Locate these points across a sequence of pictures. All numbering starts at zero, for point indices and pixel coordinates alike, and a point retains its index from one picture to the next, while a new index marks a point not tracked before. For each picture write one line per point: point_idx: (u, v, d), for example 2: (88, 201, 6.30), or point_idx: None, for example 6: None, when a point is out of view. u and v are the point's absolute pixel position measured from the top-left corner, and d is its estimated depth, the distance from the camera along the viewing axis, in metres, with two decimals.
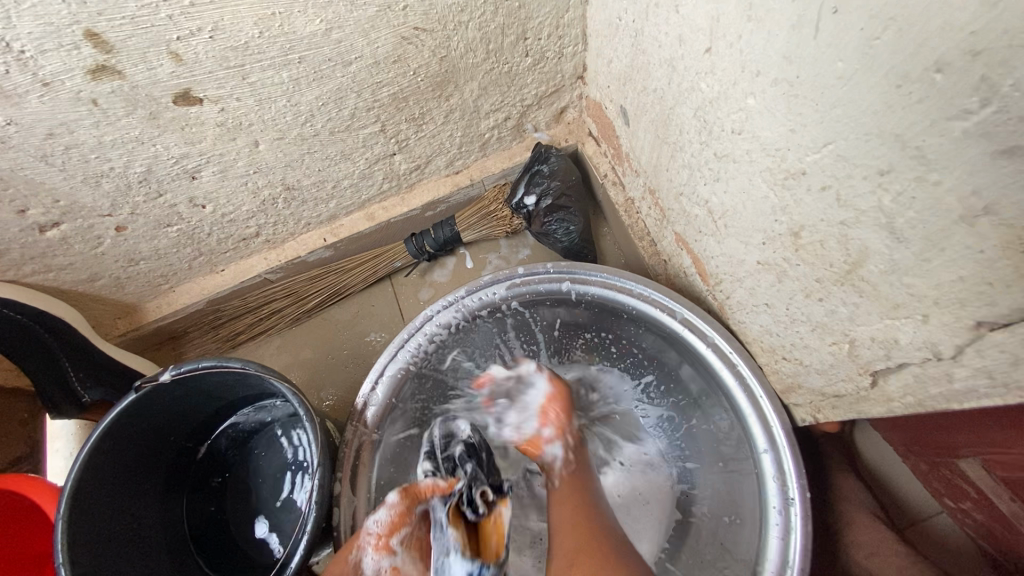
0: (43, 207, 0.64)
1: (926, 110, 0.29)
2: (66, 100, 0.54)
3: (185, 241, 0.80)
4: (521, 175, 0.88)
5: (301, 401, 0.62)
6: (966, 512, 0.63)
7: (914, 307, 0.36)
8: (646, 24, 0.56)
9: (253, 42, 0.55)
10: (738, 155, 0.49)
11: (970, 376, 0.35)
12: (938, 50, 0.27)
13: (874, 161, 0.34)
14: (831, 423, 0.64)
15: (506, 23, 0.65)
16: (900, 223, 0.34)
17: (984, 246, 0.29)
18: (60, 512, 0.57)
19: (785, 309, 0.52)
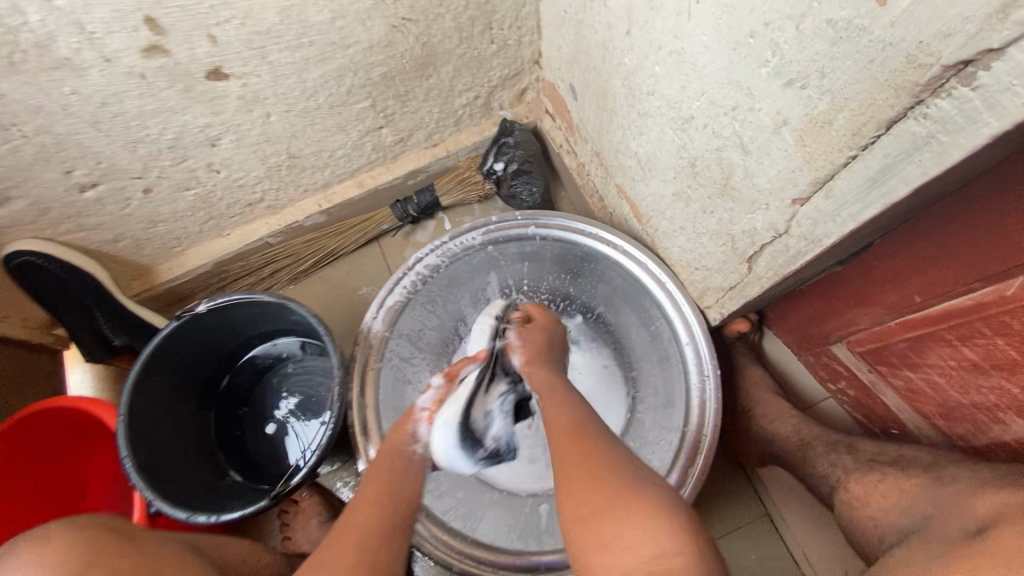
0: (86, 169, 0.76)
1: (749, 61, 0.46)
2: (121, 74, 0.66)
3: (199, 205, 0.92)
4: (490, 147, 1.03)
5: (321, 323, 0.75)
6: (841, 389, 0.82)
7: (761, 199, 0.53)
8: (584, 16, 0.72)
9: (273, 27, 0.68)
10: (653, 111, 0.66)
11: (796, 243, 0.53)
12: (749, 23, 0.44)
13: (728, 100, 0.51)
14: (742, 320, 0.83)
15: (475, 16, 0.81)
16: (746, 140, 0.51)
17: (787, 146, 0.47)
18: (121, 415, 0.69)
19: (692, 227, 0.69)
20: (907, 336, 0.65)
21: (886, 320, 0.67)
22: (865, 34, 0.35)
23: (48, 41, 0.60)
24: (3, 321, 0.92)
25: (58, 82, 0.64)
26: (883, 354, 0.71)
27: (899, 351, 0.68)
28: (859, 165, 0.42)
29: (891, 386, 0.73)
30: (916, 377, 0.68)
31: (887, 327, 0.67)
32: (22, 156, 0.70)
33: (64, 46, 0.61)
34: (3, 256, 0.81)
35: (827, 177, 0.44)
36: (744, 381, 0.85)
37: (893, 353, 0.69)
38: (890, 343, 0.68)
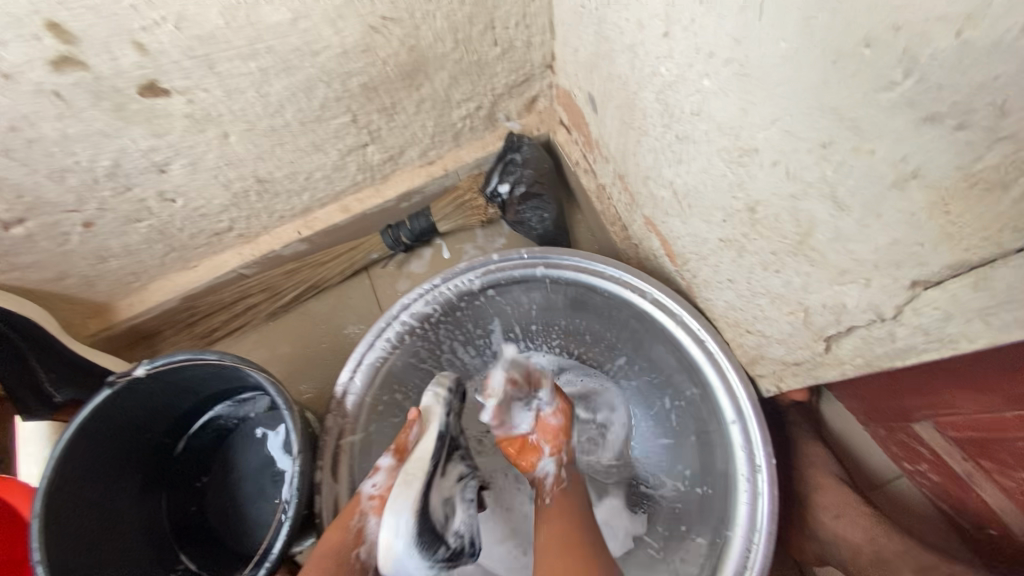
0: (7, 203, 0.63)
1: (860, 81, 0.31)
2: (28, 92, 0.53)
3: (155, 237, 0.79)
4: (494, 165, 0.89)
5: (279, 391, 0.62)
6: (921, 473, 0.67)
7: (858, 272, 0.38)
8: (608, 11, 0.57)
9: (217, 31, 0.55)
10: (697, 136, 0.51)
11: (910, 335, 0.37)
12: (865, 25, 0.29)
13: (816, 134, 0.36)
14: (801, 390, 0.66)
15: (473, 13, 0.66)
16: (842, 192, 0.36)
17: (915, 209, 0.32)
18: (35, 509, 0.56)
19: (746, 284, 0.54)
20: None
21: (1002, 410, 0.51)
22: None
23: None
24: None
25: None
26: (989, 447, 0.56)
27: (1018, 449, 0.52)
28: None
29: (995, 483, 0.58)
30: None
31: (1004, 418, 0.52)
32: None
33: None
34: None
35: (984, 261, 0.29)
36: (799, 459, 0.69)
37: (1005, 449, 0.54)
38: (1004, 437, 0.53)
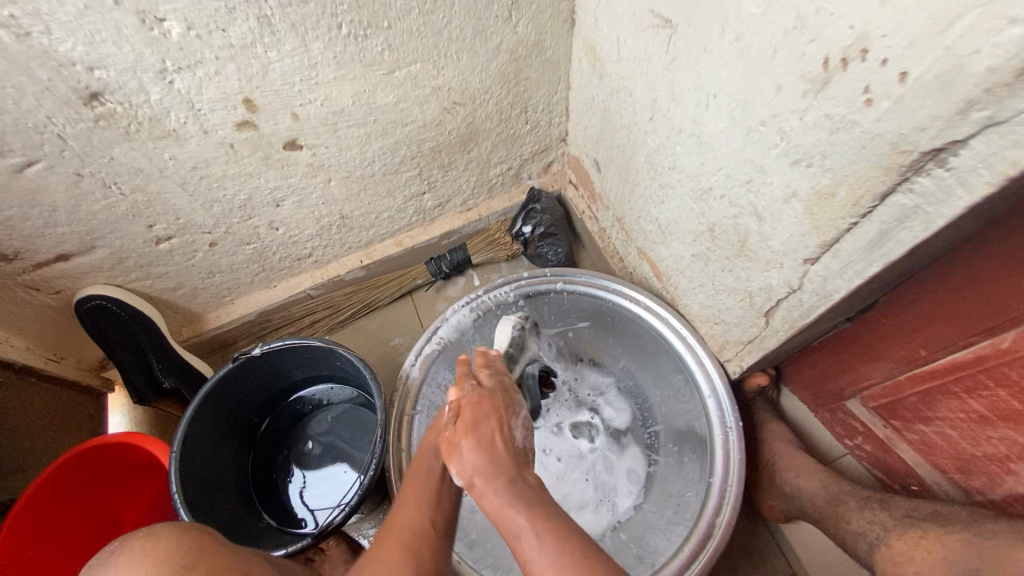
0: (166, 223, 0.85)
1: (761, 143, 0.55)
2: (213, 144, 0.77)
3: (254, 258, 1.00)
4: (518, 212, 1.13)
5: (365, 366, 0.80)
6: (859, 445, 0.85)
7: (776, 259, 0.61)
8: (610, 103, 0.84)
9: (346, 108, 0.80)
10: (674, 183, 0.75)
11: (809, 297, 0.60)
12: (759, 115, 0.54)
13: (743, 175, 0.60)
14: (760, 374, 0.88)
15: (514, 101, 0.93)
16: (760, 208, 0.60)
17: (797, 215, 0.55)
18: (176, 449, 0.73)
19: (712, 285, 0.76)
20: (917, 390, 0.70)
21: (897, 374, 0.72)
22: (857, 127, 0.44)
23: (161, 116, 0.70)
24: (60, 361, 0.98)
25: (161, 149, 0.74)
26: (896, 408, 0.75)
27: (912, 404, 0.72)
28: (859, 231, 0.49)
29: (906, 440, 0.77)
30: (930, 430, 0.72)
31: (898, 381, 0.72)
32: (115, 211, 0.79)
33: (174, 120, 0.71)
34: (77, 299, 0.88)
35: (834, 239, 0.52)
36: (764, 434, 0.88)
37: (906, 407, 0.73)
38: (902, 397, 0.73)
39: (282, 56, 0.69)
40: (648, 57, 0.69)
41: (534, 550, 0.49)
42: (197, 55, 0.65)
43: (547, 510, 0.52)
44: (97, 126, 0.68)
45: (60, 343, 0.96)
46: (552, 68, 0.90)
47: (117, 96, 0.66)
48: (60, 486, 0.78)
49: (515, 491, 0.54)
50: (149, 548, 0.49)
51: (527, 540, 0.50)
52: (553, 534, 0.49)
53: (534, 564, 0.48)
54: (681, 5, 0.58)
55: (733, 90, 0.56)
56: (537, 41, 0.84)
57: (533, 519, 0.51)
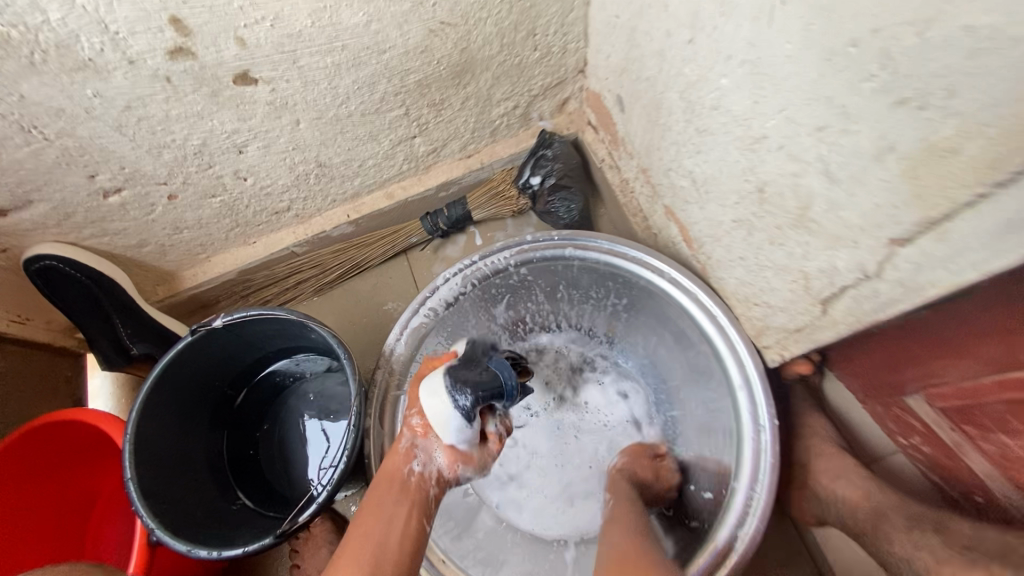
0: (110, 173, 0.73)
1: (851, 72, 0.39)
2: (145, 77, 0.63)
3: (225, 212, 0.89)
4: (527, 159, 0.98)
5: (339, 344, 0.70)
6: (915, 446, 0.72)
7: (848, 236, 0.46)
8: (639, 21, 0.66)
9: (305, 30, 0.64)
10: (715, 128, 0.58)
11: (890, 288, 0.45)
12: (851, 30, 0.37)
13: (814, 120, 0.44)
14: (804, 360, 0.74)
15: (519, 21, 0.75)
16: (834, 167, 0.44)
17: (891, 178, 0.39)
18: (127, 434, 0.65)
19: (754, 259, 0.61)
20: (1007, 397, 0.55)
21: (981, 376, 0.58)
22: None
23: (70, 42, 0.56)
24: (26, 322, 0.90)
25: (82, 83, 0.61)
26: (971, 413, 0.62)
27: (997, 412, 0.58)
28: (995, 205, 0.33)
29: (980, 450, 0.62)
30: (1013, 444, 0.57)
31: (981, 383, 0.58)
32: (45, 159, 0.68)
33: (87, 46, 0.58)
34: (26, 260, 0.79)
35: (942, 217, 0.37)
36: (801, 429, 0.76)
37: (985, 413, 0.59)
38: (982, 402, 0.59)
39: None
40: None
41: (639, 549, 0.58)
42: None
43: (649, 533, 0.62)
44: None
45: (23, 304, 0.88)
46: None
47: (5, 14, 0.52)
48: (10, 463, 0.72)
49: (635, 514, 0.64)
50: None
51: (636, 528, 0.62)
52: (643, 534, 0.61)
53: (627, 542, 0.60)
54: None
55: None
56: None
57: (654, 541, 0.60)
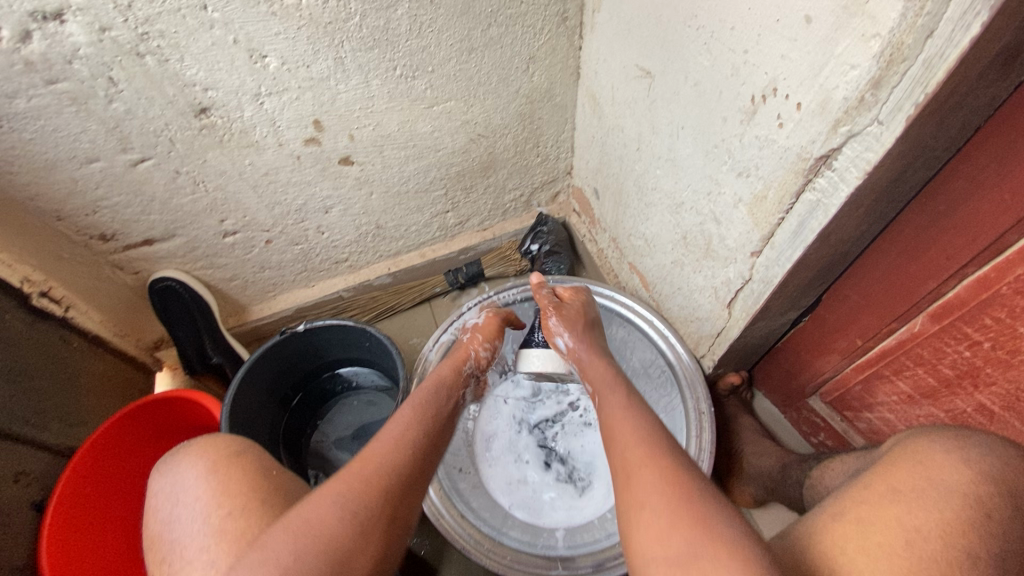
0: (235, 220, 1.02)
1: (716, 161, 0.72)
2: (284, 155, 0.95)
3: (300, 257, 1.17)
4: (528, 233, 1.31)
5: (392, 343, 0.94)
6: (822, 442, 0.96)
7: (732, 255, 0.76)
8: (607, 139, 1.02)
9: (392, 132, 0.99)
10: (655, 202, 0.92)
11: (758, 286, 0.74)
12: (712, 140, 0.71)
13: (705, 189, 0.76)
14: (733, 373, 1.01)
15: (528, 136, 1.12)
16: (718, 214, 0.75)
17: (744, 216, 0.70)
18: (228, 401, 0.87)
19: (687, 287, 0.91)
20: (860, 379, 0.82)
21: (843, 366, 0.84)
22: (776, 143, 0.60)
23: (250, 130, 0.89)
24: (123, 338, 1.13)
25: (244, 157, 0.93)
26: (846, 399, 0.87)
27: (857, 393, 0.84)
28: (786, 224, 0.64)
29: (858, 429, 0.87)
30: (874, 417, 0.83)
31: (845, 373, 0.84)
32: (198, 205, 0.97)
33: (258, 134, 0.90)
34: (152, 280, 1.05)
35: (770, 232, 0.67)
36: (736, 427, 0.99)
37: (853, 397, 0.85)
38: (849, 387, 0.84)
39: (349, 89, 0.89)
40: (634, 100, 0.87)
41: (630, 425, 0.62)
42: (285, 84, 0.84)
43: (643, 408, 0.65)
44: (200, 134, 0.87)
45: (125, 322, 1.12)
46: (561, 111, 1.10)
47: (220, 111, 0.85)
48: (124, 439, 0.94)
49: (626, 392, 0.68)
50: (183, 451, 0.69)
51: (630, 411, 0.64)
52: (642, 418, 0.63)
53: (632, 426, 0.61)
54: (657, 59, 0.77)
55: (694, 123, 0.73)
56: (549, 88, 1.04)
57: (653, 419, 0.62)
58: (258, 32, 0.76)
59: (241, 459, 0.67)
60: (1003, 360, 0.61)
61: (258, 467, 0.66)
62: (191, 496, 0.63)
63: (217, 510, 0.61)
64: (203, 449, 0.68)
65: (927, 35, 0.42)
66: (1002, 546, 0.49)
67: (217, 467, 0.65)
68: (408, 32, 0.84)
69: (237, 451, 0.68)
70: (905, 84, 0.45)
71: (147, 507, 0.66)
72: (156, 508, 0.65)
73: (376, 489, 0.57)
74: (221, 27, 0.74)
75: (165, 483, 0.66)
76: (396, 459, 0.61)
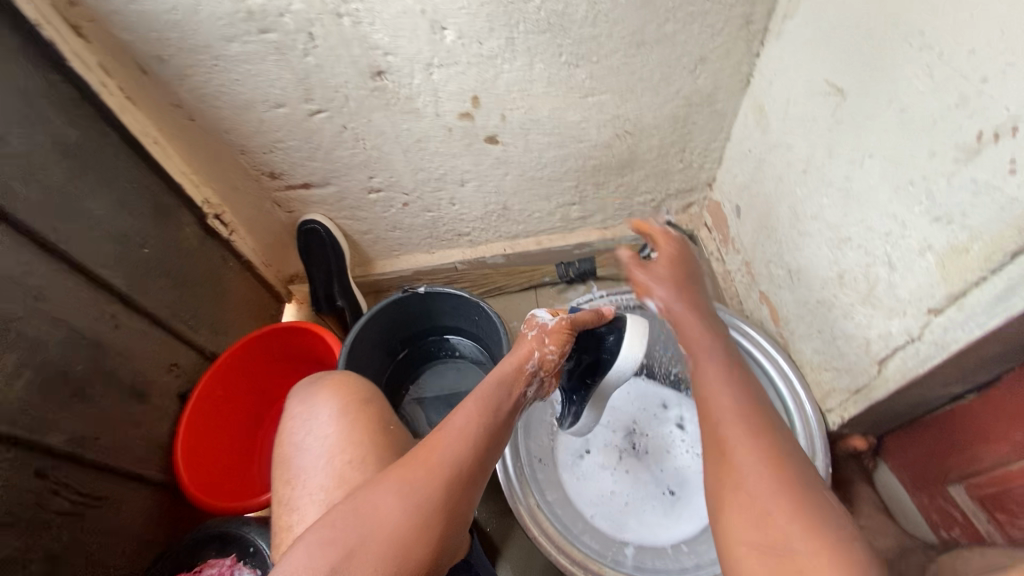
0: (381, 178, 1.09)
1: (907, 200, 0.64)
2: (438, 125, 0.99)
3: (428, 224, 1.22)
4: (651, 240, 1.26)
5: (500, 322, 0.96)
6: (953, 540, 0.81)
7: (900, 307, 0.67)
8: (766, 156, 0.95)
9: (543, 117, 0.99)
10: (812, 232, 0.84)
11: (927, 348, 0.65)
12: (909, 174, 0.62)
13: (883, 228, 0.68)
14: (858, 437, 0.91)
15: (676, 141, 1.07)
16: (893, 258, 0.67)
17: (929, 267, 0.62)
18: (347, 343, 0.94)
19: (830, 330, 0.83)
20: None
21: (1010, 461, 0.71)
22: (1001, 192, 0.52)
23: (414, 97, 0.94)
24: (267, 268, 1.26)
25: (403, 121, 0.98)
26: (1002, 499, 0.73)
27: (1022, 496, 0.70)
28: (988, 286, 0.55)
29: (1009, 538, 0.72)
30: None
31: (1010, 468, 0.71)
32: (354, 159, 1.05)
33: (420, 102, 0.95)
34: (301, 221, 1.17)
35: (962, 292, 0.58)
36: None
37: (1013, 498, 0.71)
38: (1012, 486, 0.71)
39: (513, 69, 0.90)
40: (812, 117, 0.80)
41: (729, 396, 0.60)
42: (456, 57, 0.87)
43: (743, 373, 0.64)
44: (370, 95, 0.93)
45: (271, 254, 1.25)
46: (718, 119, 1.04)
47: (393, 76, 0.90)
48: (263, 354, 1.07)
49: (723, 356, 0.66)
50: (318, 383, 0.73)
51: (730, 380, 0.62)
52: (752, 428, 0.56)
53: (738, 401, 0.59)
54: (855, 77, 0.69)
55: (888, 154, 0.65)
56: (712, 93, 0.98)
57: (745, 399, 0.59)
58: (444, 5, 0.79)
59: (369, 406, 0.71)
60: None
61: (379, 421, 0.70)
62: (321, 431, 0.68)
63: (341, 457, 0.66)
64: (337, 387, 0.72)
65: None
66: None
67: (346, 408, 0.70)
68: (583, 19, 0.83)
69: (365, 398, 0.72)
70: None
71: (283, 425, 0.72)
72: (292, 427, 0.70)
73: (441, 484, 0.59)
74: None
75: (302, 407, 0.71)
76: (461, 452, 0.61)
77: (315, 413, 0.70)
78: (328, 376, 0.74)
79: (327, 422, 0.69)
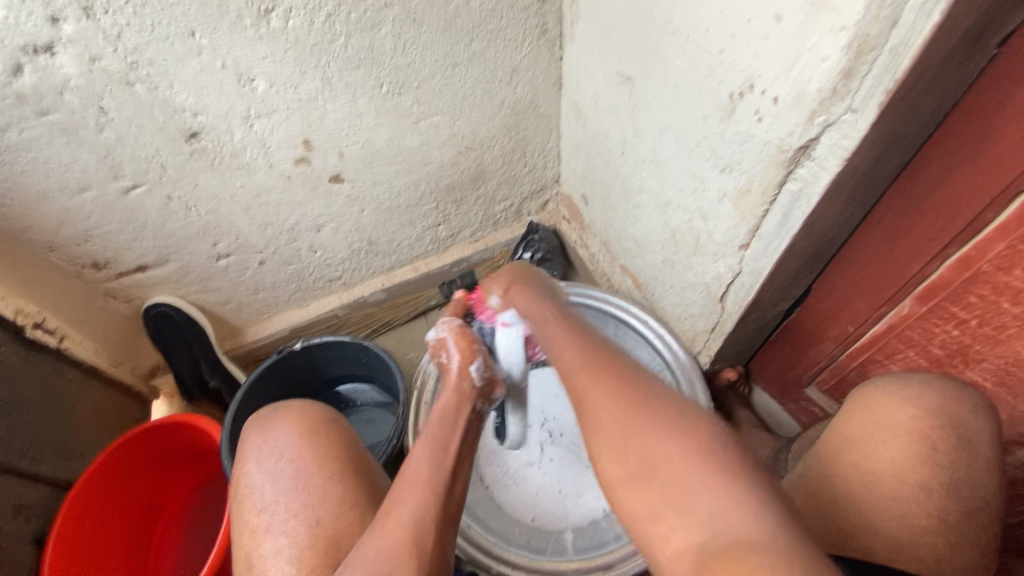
0: (227, 242, 1.03)
1: (699, 160, 0.74)
2: (275, 175, 0.96)
3: (294, 277, 1.17)
4: (519, 242, 1.32)
5: (392, 359, 0.99)
6: None
7: (720, 249, 0.78)
8: (592, 144, 1.03)
9: (381, 148, 1.00)
10: (643, 203, 0.93)
11: (748, 278, 0.76)
12: (696, 138, 0.72)
13: (691, 185, 0.78)
14: (730, 368, 1.02)
15: (515, 148, 1.14)
16: (704, 211, 0.78)
17: (730, 211, 0.72)
18: (226, 429, 0.92)
19: (680, 284, 0.94)
20: (855, 364, 0.82)
21: (837, 355, 0.84)
22: (756, 137, 0.63)
23: (240, 152, 0.89)
24: (119, 366, 1.11)
25: (235, 178, 0.93)
26: (842, 386, 0.86)
27: (852, 379, 0.84)
28: (771, 215, 0.67)
29: None
30: None
31: (839, 360, 0.84)
32: (191, 229, 0.98)
33: (248, 155, 0.90)
34: (146, 307, 1.06)
35: (757, 226, 0.70)
36: (733, 421, 1.02)
37: (848, 383, 0.85)
38: (844, 374, 0.84)
39: (338, 107, 0.90)
40: (617, 105, 0.88)
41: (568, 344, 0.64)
42: (273, 106, 0.85)
43: (624, 396, 0.55)
44: (191, 159, 0.87)
45: (119, 351, 1.10)
46: (546, 121, 1.11)
47: (209, 135, 0.85)
48: (166, 444, 1.00)
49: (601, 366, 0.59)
50: (261, 443, 0.69)
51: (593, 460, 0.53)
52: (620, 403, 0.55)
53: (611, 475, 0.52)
54: (635, 65, 0.79)
55: (677, 123, 0.75)
56: (533, 98, 1.05)
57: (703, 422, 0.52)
58: (245, 56, 0.78)
59: (325, 445, 0.69)
60: (991, 337, 0.64)
61: (348, 462, 0.68)
62: (279, 504, 0.64)
63: (313, 506, 0.63)
64: (289, 448, 0.68)
65: (891, 25, 0.45)
66: (951, 476, 0.55)
67: (305, 475, 0.66)
68: (393, 50, 0.85)
69: (324, 451, 0.68)
70: (875, 72, 0.48)
71: (241, 500, 0.66)
72: (257, 497, 0.65)
73: (409, 547, 0.53)
74: (209, 52, 0.76)
75: (257, 451, 0.69)
76: (429, 502, 0.57)
77: (281, 484, 0.65)
78: (294, 418, 0.71)
79: (293, 490, 0.65)
